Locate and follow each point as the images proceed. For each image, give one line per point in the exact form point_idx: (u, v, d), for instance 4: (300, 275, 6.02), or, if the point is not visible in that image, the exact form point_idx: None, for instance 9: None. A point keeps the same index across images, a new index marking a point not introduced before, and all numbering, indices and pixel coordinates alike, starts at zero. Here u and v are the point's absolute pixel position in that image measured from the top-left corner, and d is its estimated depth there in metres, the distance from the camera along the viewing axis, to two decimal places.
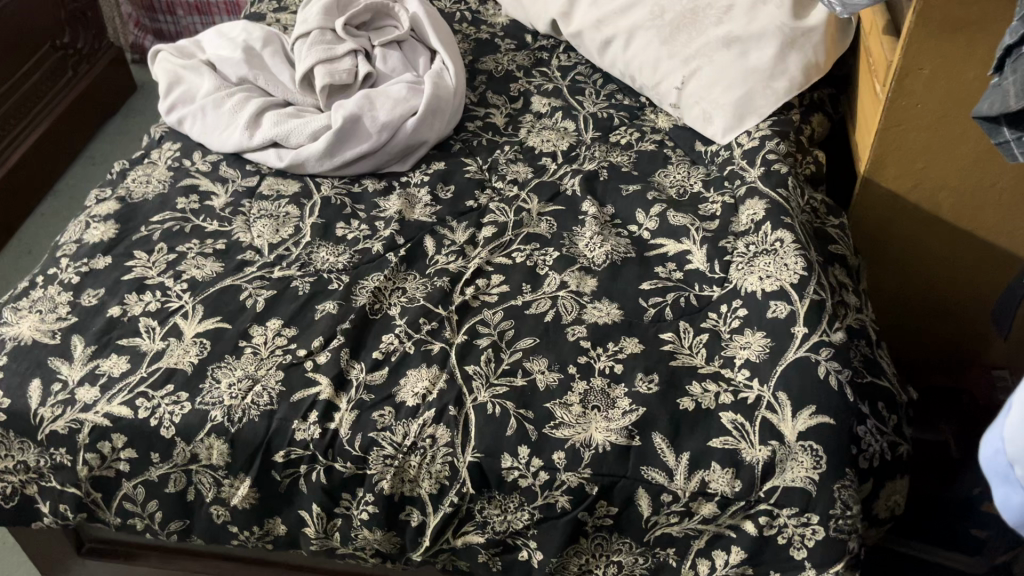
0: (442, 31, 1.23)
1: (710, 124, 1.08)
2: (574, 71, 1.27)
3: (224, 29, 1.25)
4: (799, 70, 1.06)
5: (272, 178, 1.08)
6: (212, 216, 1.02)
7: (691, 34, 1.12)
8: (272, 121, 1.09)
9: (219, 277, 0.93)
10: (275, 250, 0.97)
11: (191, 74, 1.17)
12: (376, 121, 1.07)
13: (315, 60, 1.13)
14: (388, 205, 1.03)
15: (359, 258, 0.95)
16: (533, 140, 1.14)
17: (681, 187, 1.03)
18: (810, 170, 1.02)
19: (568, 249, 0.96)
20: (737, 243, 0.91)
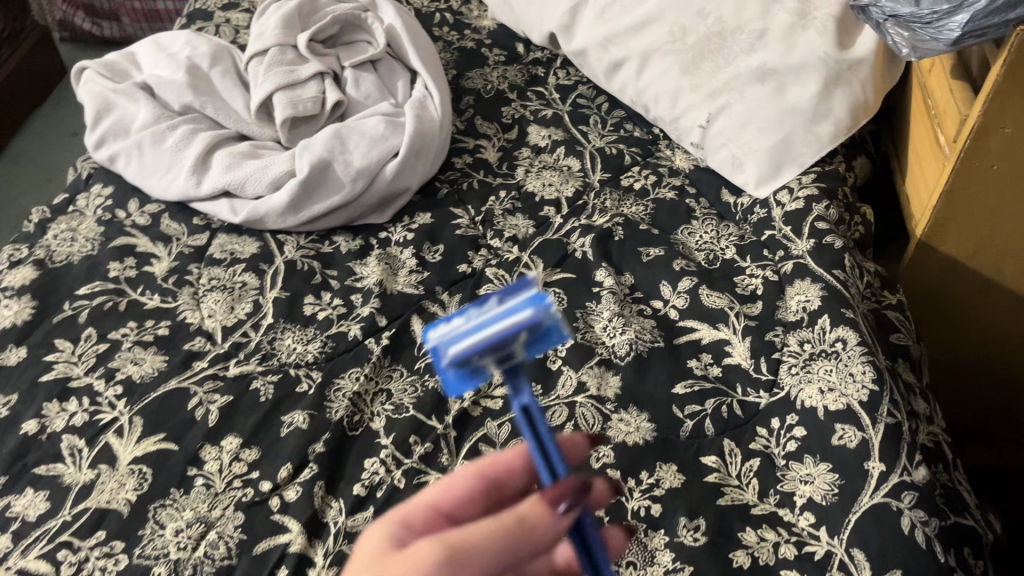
0: (424, 46, 1.05)
1: (740, 172, 0.93)
2: (574, 92, 1.11)
3: (164, 40, 1.05)
4: (846, 111, 0.91)
5: (225, 235, 0.90)
6: (152, 288, 0.84)
7: (718, 62, 0.96)
8: (224, 166, 0.92)
9: (163, 377, 0.76)
10: (231, 336, 0.80)
11: (124, 100, 0.98)
12: (349, 168, 0.90)
13: (275, 86, 0.96)
14: (366, 273, 0.87)
15: (333, 346, 0.79)
16: (532, 184, 0.99)
17: (711, 252, 0.88)
18: (858, 234, 0.88)
19: (582, 334, 0.81)
20: (787, 338, 0.76)
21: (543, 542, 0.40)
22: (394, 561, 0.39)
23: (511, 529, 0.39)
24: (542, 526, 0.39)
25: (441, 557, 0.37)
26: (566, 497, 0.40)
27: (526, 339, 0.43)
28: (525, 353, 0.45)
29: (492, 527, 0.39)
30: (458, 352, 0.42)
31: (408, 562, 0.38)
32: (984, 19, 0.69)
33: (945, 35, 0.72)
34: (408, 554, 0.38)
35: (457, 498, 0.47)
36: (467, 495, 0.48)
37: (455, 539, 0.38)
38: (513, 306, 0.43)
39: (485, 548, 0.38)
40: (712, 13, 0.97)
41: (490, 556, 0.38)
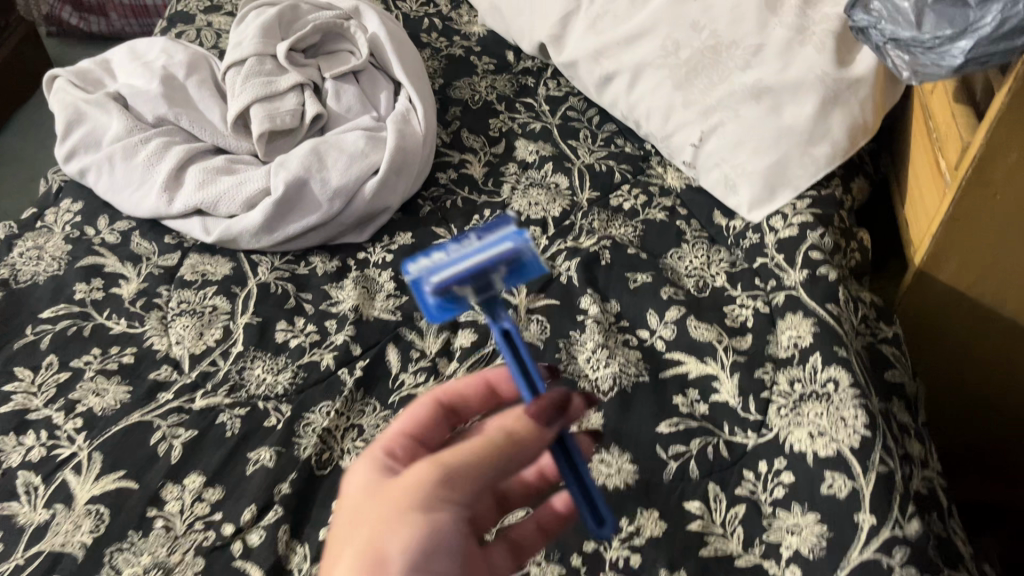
0: (408, 56, 1.01)
1: (733, 194, 0.90)
2: (565, 104, 1.07)
3: (140, 47, 1.02)
4: (844, 132, 0.87)
5: (197, 254, 0.87)
6: (119, 311, 0.81)
7: (712, 78, 0.92)
8: (197, 182, 0.88)
9: (125, 409, 0.73)
10: (199, 365, 0.77)
11: (95, 111, 0.94)
12: (326, 187, 0.87)
13: (251, 98, 0.93)
14: (342, 297, 0.83)
15: (304, 377, 0.76)
16: (518, 203, 0.95)
17: (701, 278, 0.84)
18: (854, 262, 0.84)
19: (565, 367, 0.78)
20: (776, 376, 0.73)
21: (533, 450, 0.48)
22: (399, 487, 0.48)
23: (496, 443, 0.47)
24: (529, 437, 0.48)
25: (436, 476, 0.47)
26: (547, 411, 0.48)
27: (503, 271, 0.50)
28: (503, 283, 0.52)
29: (477, 444, 0.47)
30: (443, 277, 0.49)
31: (412, 486, 0.47)
32: (988, 45, 0.65)
33: (947, 61, 0.69)
34: (410, 481, 0.47)
35: (425, 422, 0.57)
36: (433, 419, 0.57)
37: (450, 460, 0.47)
38: (494, 241, 0.50)
39: (473, 463, 0.47)
40: (707, 26, 0.93)
41: (482, 466, 0.47)
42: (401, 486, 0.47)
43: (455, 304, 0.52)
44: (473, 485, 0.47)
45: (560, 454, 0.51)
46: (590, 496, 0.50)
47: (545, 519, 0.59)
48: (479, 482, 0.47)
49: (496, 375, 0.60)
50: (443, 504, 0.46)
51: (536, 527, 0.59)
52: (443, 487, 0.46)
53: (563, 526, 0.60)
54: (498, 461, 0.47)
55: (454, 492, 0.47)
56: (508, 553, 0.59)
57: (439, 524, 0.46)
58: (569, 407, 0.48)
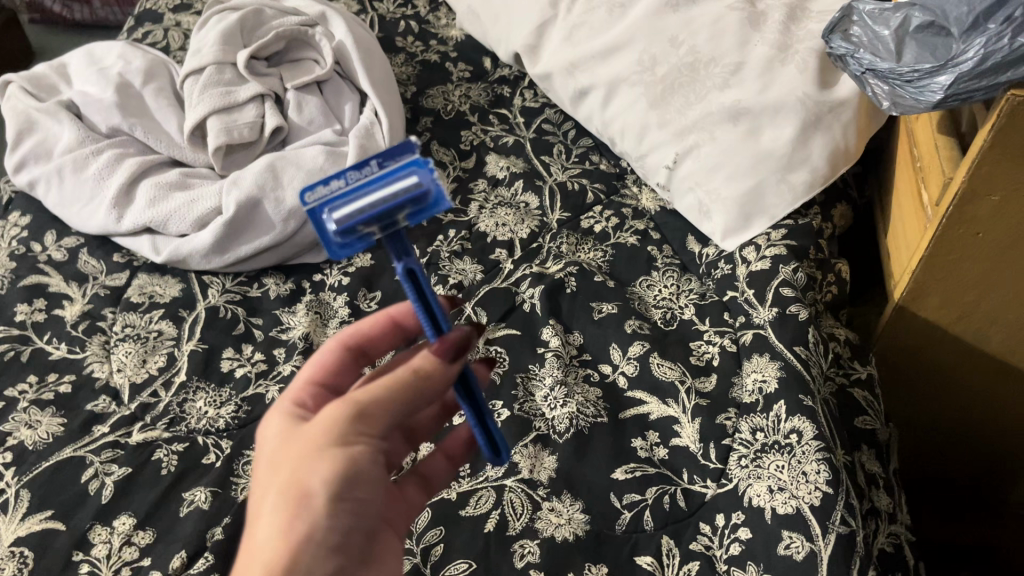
0: (376, 65, 0.97)
1: (707, 221, 0.86)
2: (540, 116, 1.03)
3: (98, 52, 0.98)
4: (824, 158, 0.83)
5: (146, 274, 0.84)
6: (61, 335, 0.78)
7: (688, 97, 0.88)
8: (147, 198, 0.85)
9: (58, 443, 0.70)
10: (139, 395, 0.74)
11: (47, 120, 0.91)
12: (281, 206, 0.83)
13: (208, 109, 0.89)
14: (293, 323, 0.80)
15: (248, 410, 0.73)
16: (485, 223, 0.92)
17: (669, 310, 0.81)
18: (829, 296, 0.80)
19: (521, 404, 0.74)
20: (740, 422, 0.69)
21: (439, 386, 0.50)
22: (314, 425, 0.50)
23: (408, 379, 0.49)
24: (436, 374, 0.50)
25: (349, 413, 0.49)
26: (450, 348, 0.50)
27: (410, 210, 0.48)
28: (409, 221, 0.49)
29: (391, 380, 0.49)
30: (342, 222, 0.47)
31: (327, 423, 0.49)
32: (970, 81, 0.61)
33: (927, 96, 0.65)
34: (325, 418, 0.49)
35: (334, 368, 0.60)
36: (342, 363, 0.60)
37: (360, 397, 0.49)
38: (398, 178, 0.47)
39: (384, 398, 0.49)
40: (685, 41, 0.90)
41: (394, 401, 0.49)
42: (315, 425, 0.49)
43: (362, 243, 0.50)
44: (385, 418, 0.50)
45: (461, 391, 0.55)
46: (487, 429, 0.56)
47: (449, 448, 0.63)
48: (392, 415, 0.50)
49: (399, 313, 0.61)
50: (357, 438, 0.49)
51: (442, 458, 0.62)
52: (356, 421, 0.49)
53: (468, 454, 0.64)
54: (411, 394, 0.49)
55: (367, 425, 0.49)
56: (419, 487, 0.61)
57: (354, 457, 0.49)
58: (472, 346, 0.50)
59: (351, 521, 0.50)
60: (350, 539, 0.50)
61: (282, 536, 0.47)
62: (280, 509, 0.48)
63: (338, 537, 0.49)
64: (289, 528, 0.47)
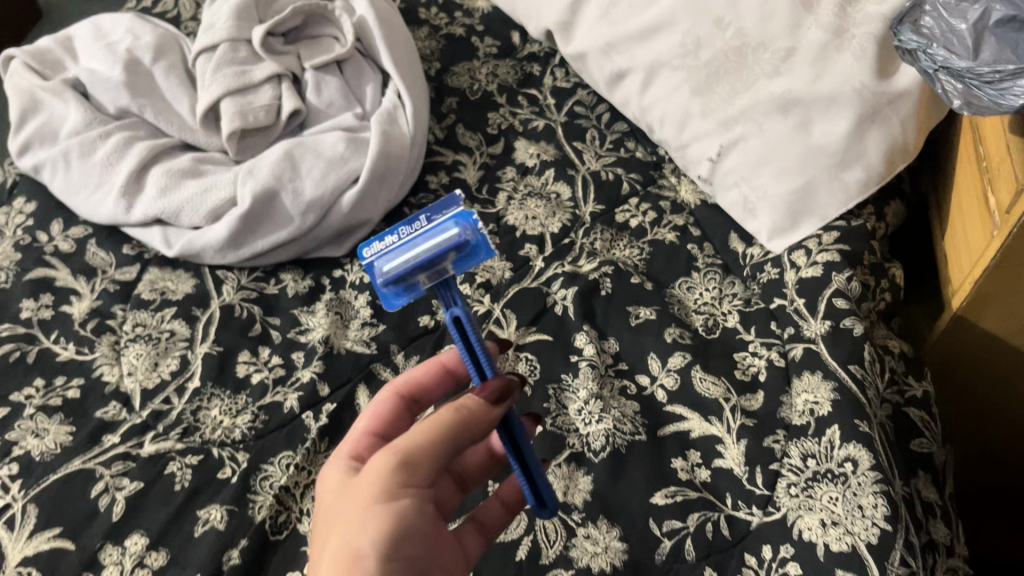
0: (399, 42, 0.91)
1: (752, 219, 0.80)
2: (572, 98, 0.97)
3: (105, 26, 0.93)
4: (881, 155, 0.77)
5: (158, 268, 0.79)
6: (68, 335, 0.74)
7: (735, 84, 0.82)
8: (158, 187, 0.80)
9: (67, 455, 0.66)
10: (151, 402, 0.70)
11: (52, 100, 0.86)
12: (299, 199, 0.78)
13: (222, 91, 0.84)
14: (313, 325, 0.76)
15: (265, 420, 0.69)
16: (514, 216, 0.87)
17: (711, 317, 0.76)
18: (882, 304, 0.75)
19: (554, 418, 0.70)
20: (789, 447, 0.65)
21: (484, 425, 0.49)
22: (359, 484, 0.49)
23: (450, 419, 0.49)
24: (478, 411, 0.49)
25: (393, 464, 0.48)
26: (497, 391, 0.50)
27: (456, 258, 0.52)
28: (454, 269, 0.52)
29: (432, 424, 0.48)
30: (394, 267, 0.50)
31: (372, 478, 0.48)
32: None
33: (1008, 100, 0.59)
34: (369, 474, 0.48)
35: (388, 417, 0.59)
36: (395, 412, 0.59)
37: (403, 446, 0.48)
38: (443, 227, 0.51)
39: (427, 443, 0.48)
40: (731, 23, 0.83)
41: (438, 443, 0.48)
42: (361, 482, 0.48)
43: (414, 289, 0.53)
44: (430, 467, 0.48)
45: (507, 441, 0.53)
46: (532, 480, 0.54)
47: (505, 495, 0.60)
48: (437, 461, 0.48)
49: (451, 362, 0.62)
50: (404, 490, 0.47)
51: (498, 504, 0.59)
52: (402, 472, 0.48)
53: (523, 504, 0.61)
54: (454, 437, 0.49)
55: (413, 475, 0.48)
56: (475, 532, 0.57)
57: (402, 509, 0.47)
58: (518, 389, 0.51)
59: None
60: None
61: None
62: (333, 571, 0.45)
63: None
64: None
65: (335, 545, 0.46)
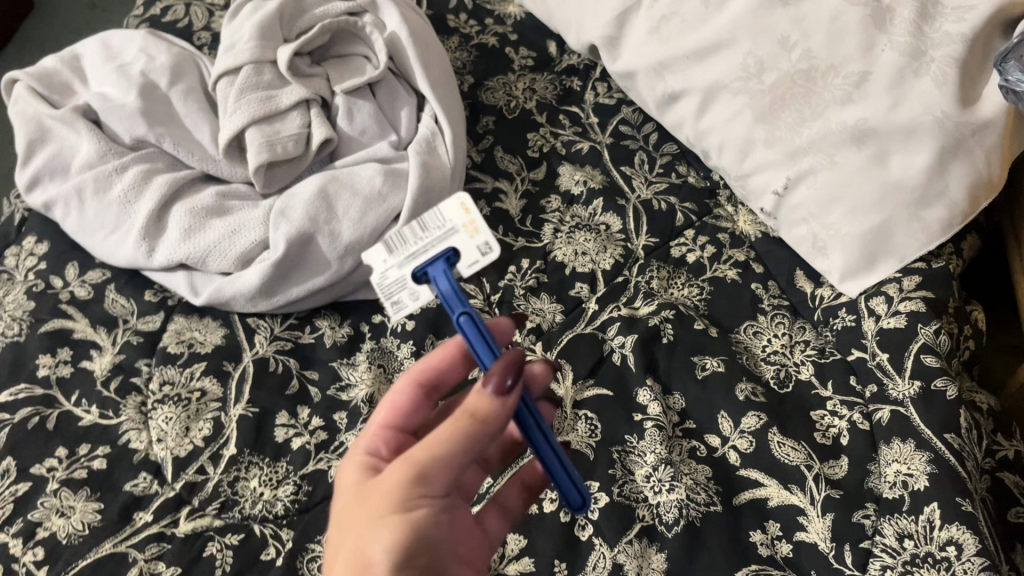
0: (434, 60, 0.85)
1: (822, 257, 0.75)
2: (617, 116, 0.91)
3: (116, 44, 0.86)
4: (963, 192, 0.71)
5: (184, 317, 0.74)
6: (90, 396, 0.68)
7: (803, 111, 0.76)
8: (182, 228, 0.74)
9: (95, 537, 0.61)
10: (185, 473, 0.65)
11: (61, 129, 0.79)
12: (336, 242, 0.72)
13: (247, 120, 0.77)
14: (354, 379, 0.70)
15: (309, 493, 0.64)
16: (562, 251, 0.81)
17: (783, 368, 0.71)
18: (966, 355, 0.70)
19: (620, 486, 0.65)
20: (881, 523, 0.60)
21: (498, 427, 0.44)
22: (375, 487, 0.46)
23: (465, 426, 0.44)
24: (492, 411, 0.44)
25: (410, 475, 0.44)
26: (507, 375, 0.44)
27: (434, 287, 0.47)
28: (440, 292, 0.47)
29: (448, 432, 0.44)
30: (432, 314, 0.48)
31: (387, 486, 0.44)
32: None
33: None
34: (384, 482, 0.45)
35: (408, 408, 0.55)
36: (413, 400, 0.56)
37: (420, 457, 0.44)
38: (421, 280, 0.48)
39: (445, 455, 0.44)
40: (798, 43, 0.75)
41: (456, 454, 0.44)
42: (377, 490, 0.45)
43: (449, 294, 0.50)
44: (448, 475, 0.45)
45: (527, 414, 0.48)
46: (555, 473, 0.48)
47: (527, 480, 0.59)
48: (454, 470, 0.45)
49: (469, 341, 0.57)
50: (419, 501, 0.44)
51: (520, 488, 0.59)
52: (418, 483, 0.44)
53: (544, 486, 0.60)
54: (471, 443, 0.44)
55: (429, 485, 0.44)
56: (498, 516, 0.57)
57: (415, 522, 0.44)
58: (527, 367, 0.44)
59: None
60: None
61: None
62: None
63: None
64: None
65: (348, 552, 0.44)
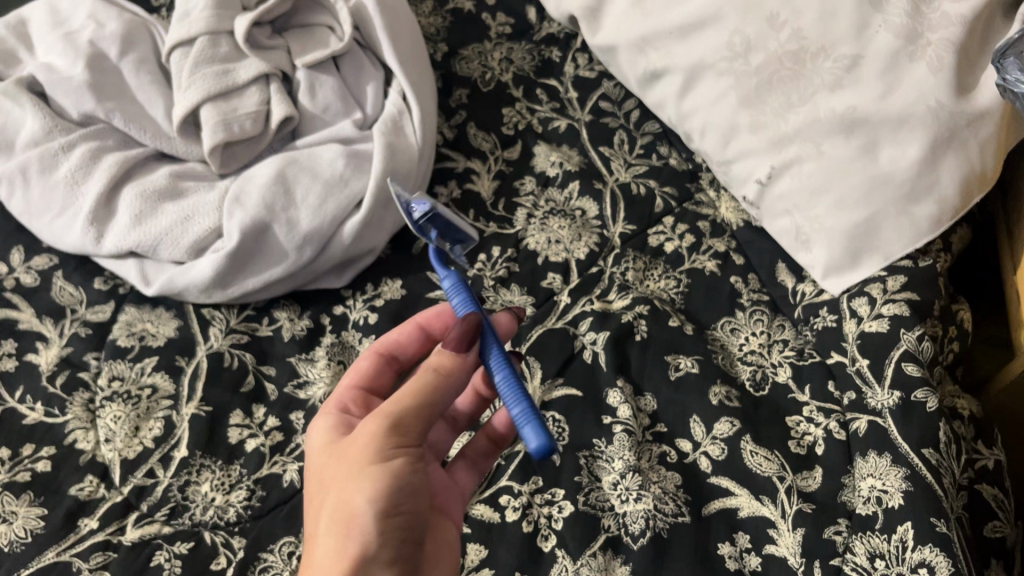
0: (404, 31, 0.79)
1: (805, 251, 0.71)
2: (597, 90, 0.87)
3: (64, 9, 0.81)
4: (956, 186, 0.66)
5: (136, 308, 0.70)
6: (35, 392, 0.65)
7: (790, 96, 0.71)
8: (131, 214, 0.70)
9: (38, 545, 0.58)
10: (133, 476, 0.62)
11: (4, 103, 0.74)
12: (294, 232, 0.69)
13: (201, 96, 0.73)
14: (312, 376, 0.67)
15: (262, 498, 0.61)
16: (535, 239, 0.77)
17: (759, 370, 0.68)
18: (950, 358, 0.67)
19: (586, 495, 0.62)
20: (853, 540, 0.58)
21: (463, 377, 0.48)
22: (351, 443, 0.47)
23: (432, 379, 0.47)
24: (456, 365, 0.48)
25: (383, 428, 0.46)
26: (465, 337, 0.48)
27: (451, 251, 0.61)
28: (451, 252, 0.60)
29: (416, 385, 0.47)
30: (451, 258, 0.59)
31: (363, 439, 0.46)
32: None
33: None
34: (358, 436, 0.46)
35: (371, 373, 0.57)
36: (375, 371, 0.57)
37: (392, 410, 0.46)
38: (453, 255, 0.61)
39: (416, 406, 0.46)
40: (788, 22, 0.71)
41: (423, 405, 0.47)
42: (353, 445, 0.46)
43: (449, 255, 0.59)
44: (420, 425, 0.47)
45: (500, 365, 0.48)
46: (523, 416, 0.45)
47: (492, 432, 0.60)
48: (424, 419, 0.47)
49: (427, 321, 0.58)
50: (397, 451, 0.46)
51: (486, 440, 0.60)
52: (393, 434, 0.46)
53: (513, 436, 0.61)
54: (438, 396, 0.47)
55: (403, 436, 0.46)
56: (467, 469, 0.60)
57: (395, 470, 0.45)
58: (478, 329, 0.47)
59: (406, 531, 0.46)
60: (406, 551, 0.46)
61: (336, 557, 0.44)
62: (333, 532, 0.45)
63: (394, 552, 0.45)
64: (340, 550, 0.44)
65: (333, 505, 0.45)
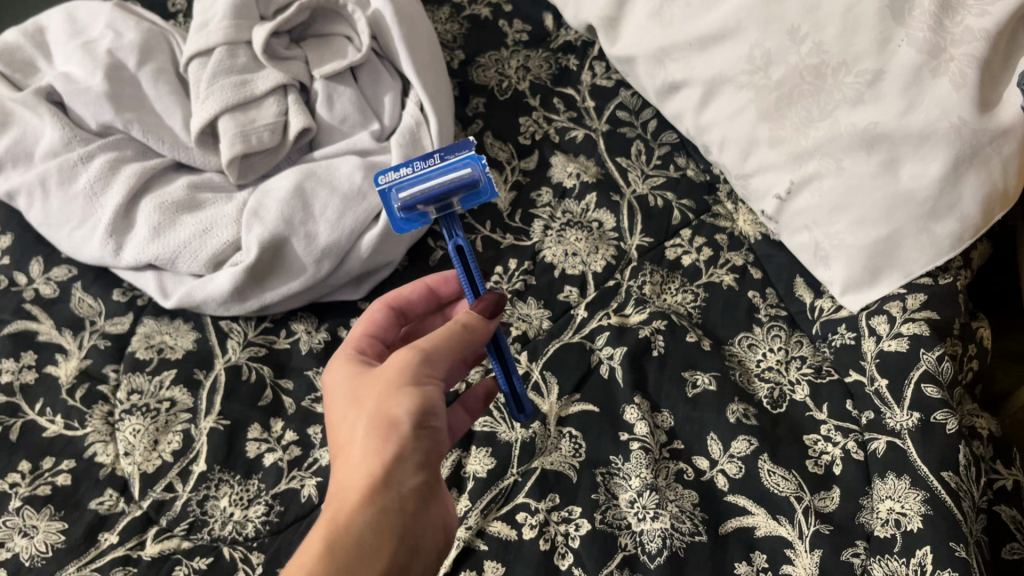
0: (421, 41, 0.79)
1: (824, 267, 0.71)
2: (614, 100, 0.86)
3: (84, 18, 0.81)
4: (978, 204, 0.65)
5: (155, 320, 0.71)
6: (56, 405, 0.66)
7: (811, 110, 0.70)
8: (149, 226, 0.70)
9: (58, 560, 0.59)
10: (152, 491, 0.62)
11: (24, 113, 0.75)
12: (312, 247, 0.69)
13: (220, 108, 0.73)
14: None
15: (280, 514, 0.61)
16: (552, 251, 0.77)
17: (777, 388, 0.68)
18: (970, 377, 0.67)
19: (603, 513, 0.62)
20: (872, 564, 0.58)
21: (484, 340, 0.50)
22: (381, 373, 0.47)
23: (457, 332, 0.49)
24: (481, 330, 0.50)
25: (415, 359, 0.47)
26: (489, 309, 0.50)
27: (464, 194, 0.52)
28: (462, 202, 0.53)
29: (443, 332, 0.48)
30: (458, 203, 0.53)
31: (395, 367, 0.47)
32: None
33: None
34: (392, 365, 0.47)
35: (381, 324, 0.57)
36: (386, 322, 0.57)
37: (426, 344, 0.47)
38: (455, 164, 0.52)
39: (447, 346, 0.48)
40: (809, 35, 0.70)
41: (451, 350, 0.48)
42: (382, 374, 0.47)
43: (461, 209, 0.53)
44: (449, 364, 0.48)
45: (492, 349, 0.55)
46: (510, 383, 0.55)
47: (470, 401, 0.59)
48: (452, 360, 0.48)
49: (436, 281, 0.60)
50: (429, 379, 0.47)
51: (462, 411, 0.59)
52: (425, 364, 0.47)
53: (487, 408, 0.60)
54: (464, 345, 0.49)
55: (434, 367, 0.47)
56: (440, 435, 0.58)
57: (431, 393, 0.46)
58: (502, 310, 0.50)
59: (438, 444, 0.46)
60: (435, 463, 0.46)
61: (375, 458, 0.43)
62: (368, 441, 0.44)
63: (426, 456, 0.45)
64: (379, 452, 0.44)
65: (367, 416, 0.45)
